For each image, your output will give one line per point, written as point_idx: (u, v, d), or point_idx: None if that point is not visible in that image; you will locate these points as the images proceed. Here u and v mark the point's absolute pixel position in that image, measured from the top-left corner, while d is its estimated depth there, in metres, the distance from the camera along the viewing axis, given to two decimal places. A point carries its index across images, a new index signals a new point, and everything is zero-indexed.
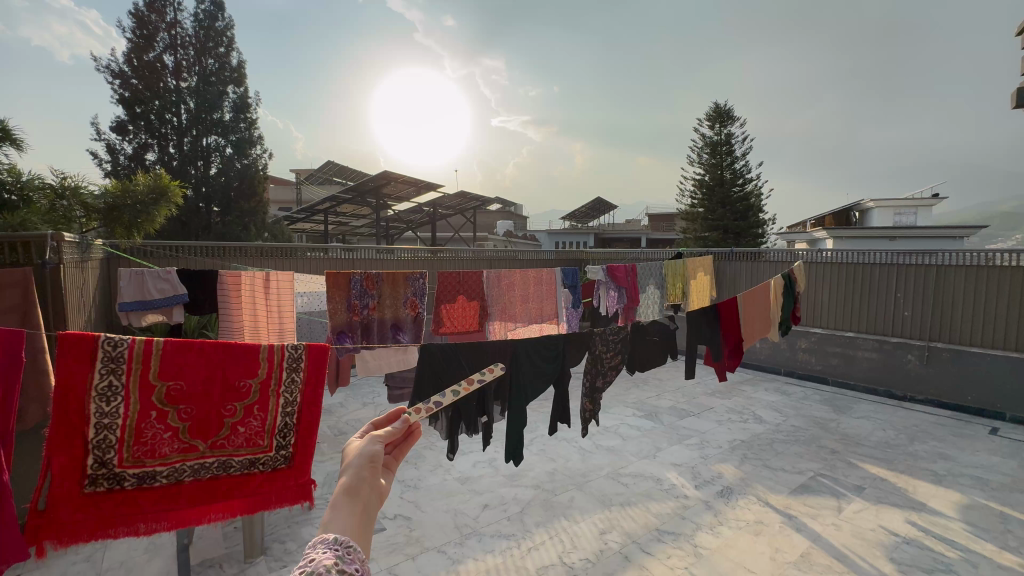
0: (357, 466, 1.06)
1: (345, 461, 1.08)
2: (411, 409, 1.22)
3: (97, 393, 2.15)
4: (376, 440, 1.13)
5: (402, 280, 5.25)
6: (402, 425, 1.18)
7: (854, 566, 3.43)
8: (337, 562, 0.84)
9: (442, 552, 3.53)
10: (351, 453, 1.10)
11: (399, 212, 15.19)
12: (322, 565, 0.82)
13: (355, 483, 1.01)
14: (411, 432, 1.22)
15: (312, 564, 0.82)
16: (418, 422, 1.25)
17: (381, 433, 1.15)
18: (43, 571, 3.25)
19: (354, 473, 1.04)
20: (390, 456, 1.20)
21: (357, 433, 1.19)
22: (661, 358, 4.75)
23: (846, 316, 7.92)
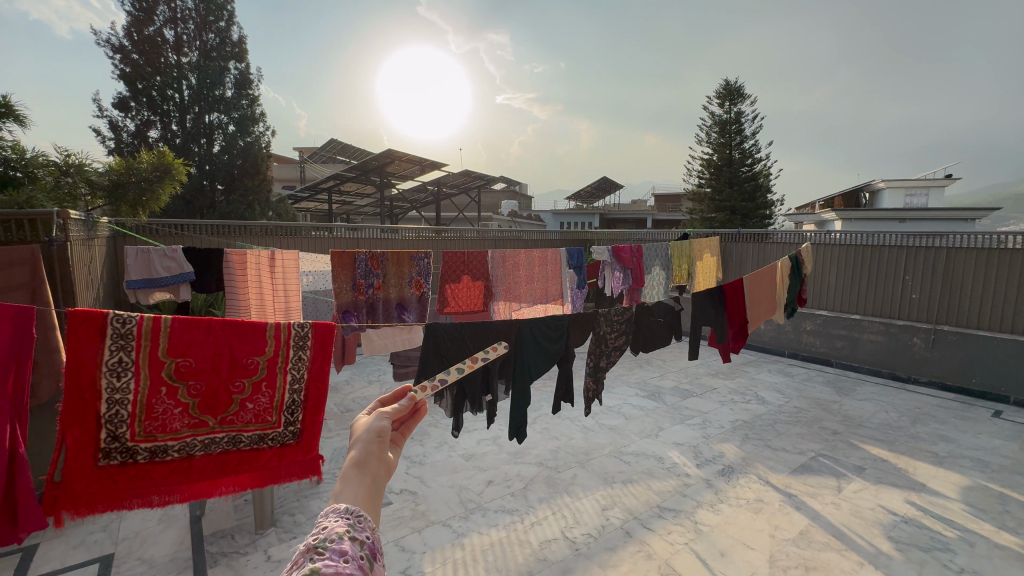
0: (366, 440, 1.07)
1: (353, 435, 1.10)
2: (417, 388, 1.25)
3: (107, 369, 2.18)
4: (383, 416, 1.16)
5: (407, 260, 5.25)
6: (408, 402, 1.21)
7: (852, 543, 3.49)
8: (348, 529, 0.87)
9: (447, 525, 3.62)
10: (359, 428, 1.12)
11: (403, 191, 15.09)
12: (334, 532, 0.85)
13: (364, 456, 1.03)
14: (417, 410, 1.26)
15: (325, 531, 0.85)
16: (423, 400, 1.28)
17: (388, 410, 1.18)
18: (62, 539, 3.36)
19: (363, 447, 1.05)
20: (396, 432, 1.23)
21: (364, 411, 1.21)
22: (666, 339, 4.75)
23: (853, 298, 7.87)
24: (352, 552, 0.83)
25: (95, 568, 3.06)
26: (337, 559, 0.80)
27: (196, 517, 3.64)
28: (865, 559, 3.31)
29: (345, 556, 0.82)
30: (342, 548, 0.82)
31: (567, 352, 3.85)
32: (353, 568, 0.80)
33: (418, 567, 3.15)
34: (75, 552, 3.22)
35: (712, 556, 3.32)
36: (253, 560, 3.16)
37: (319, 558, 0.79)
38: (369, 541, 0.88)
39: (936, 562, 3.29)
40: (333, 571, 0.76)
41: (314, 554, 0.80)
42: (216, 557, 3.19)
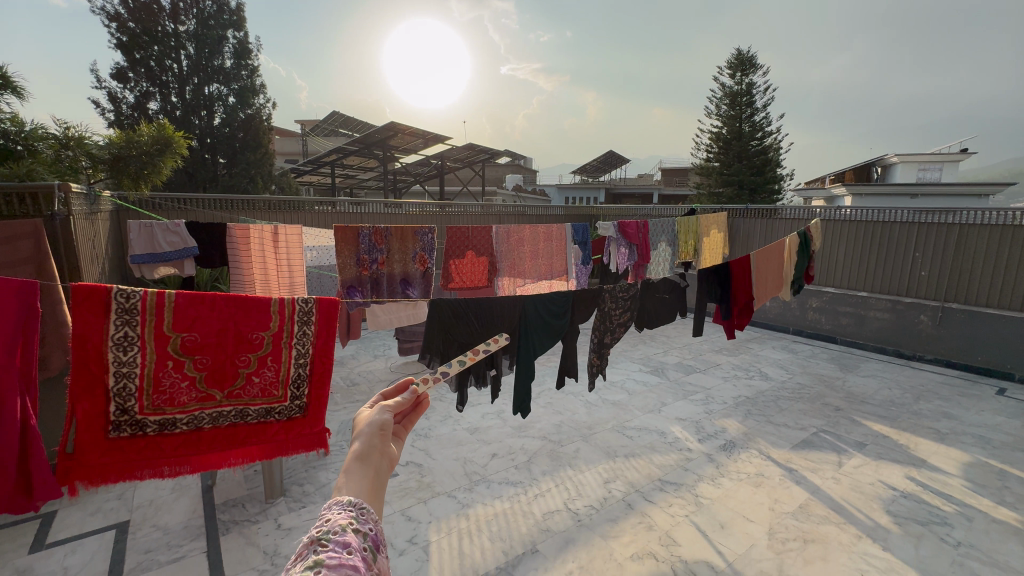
0: (368, 433, 1.07)
1: (355, 429, 1.09)
2: (419, 381, 1.26)
3: (114, 343, 2.19)
4: (385, 409, 1.16)
5: (411, 235, 5.21)
6: (410, 397, 1.22)
7: (851, 517, 3.54)
8: (352, 522, 0.87)
9: (453, 496, 3.70)
10: (360, 422, 1.11)
11: (407, 165, 14.90)
12: (337, 524, 0.85)
13: (366, 449, 1.02)
14: (419, 404, 1.26)
15: (328, 523, 0.85)
16: (425, 394, 1.29)
17: (390, 403, 1.18)
18: (79, 507, 3.46)
19: (365, 439, 1.04)
20: (398, 425, 1.23)
21: (366, 404, 1.20)
22: (671, 315, 4.72)
23: (861, 276, 7.78)
24: (355, 544, 0.84)
25: (112, 535, 3.16)
26: (341, 551, 0.80)
27: (208, 486, 3.73)
28: (863, 532, 3.36)
29: (348, 548, 0.82)
30: (345, 540, 0.83)
31: (571, 327, 3.85)
32: (358, 560, 0.81)
33: (424, 536, 3.23)
34: (92, 519, 3.31)
35: (712, 528, 3.38)
36: (264, 528, 3.25)
37: (322, 550, 0.78)
38: (371, 533, 0.88)
39: (933, 535, 3.34)
40: (337, 563, 0.77)
41: (317, 546, 0.80)
42: (228, 525, 3.28)
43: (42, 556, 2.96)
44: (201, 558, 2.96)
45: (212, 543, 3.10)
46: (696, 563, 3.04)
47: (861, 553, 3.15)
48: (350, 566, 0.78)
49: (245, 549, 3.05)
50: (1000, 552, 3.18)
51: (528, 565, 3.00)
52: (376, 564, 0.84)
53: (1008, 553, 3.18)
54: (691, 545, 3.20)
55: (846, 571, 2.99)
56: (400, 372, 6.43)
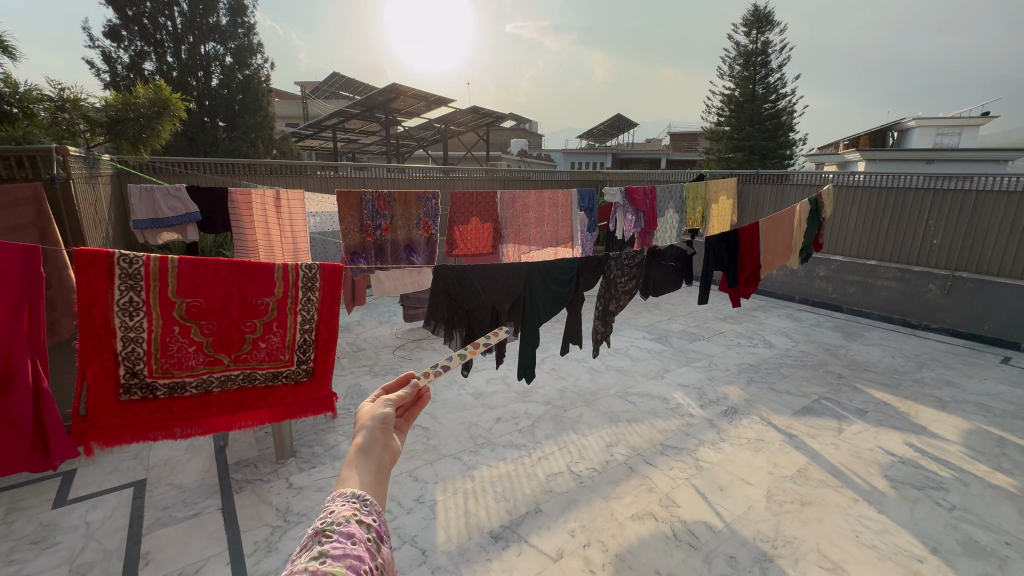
0: (372, 427, 1.10)
1: (359, 423, 1.11)
2: (420, 374, 1.29)
3: (120, 308, 2.18)
4: (387, 403, 1.19)
5: (414, 201, 5.14)
6: (411, 391, 1.25)
7: (848, 481, 3.61)
8: (356, 513, 0.90)
9: (458, 458, 3.79)
10: (364, 415, 1.13)
11: (409, 128, 14.56)
12: (341, 515, 0.87)
13: (369, 442, 1.05)
14: (420, 398, 1.29)
15: (332, 515, 0.87)
16: (426, 389, 1.31)
17: (392, 398, 1.21)
18: (97, 466, 3.57)
19: (368, 432, 1.08)
20: (400, 419, 1.26)
21: (368, 398, 1.22)
22: (677, 283, 4.68)
23: (871, 244, 7.66)
24: (359, 534, 0.87)
25: (129, 493, 3.27)
26: (345, 541, 0.83)
27: (220, 447, 3.83)
28: (859, 496, 3.43)
29: (352, 538, 0.85)
30: (349, 530, 0.85)
31: (576, 295, 3.83)
32: (361, 550, 0.84)
33: (430, 496, 3.33)
34: (110, 478, 3.43)
35: (711, 491, 3.46)
36: (276, 487, 3.36)
37: (327, 541, 0.81)
38: (375, 524, 0.91)
39: (929, 499, 3.41)
40: (342, 553, 0.80)
41: (322, 537, 0.82)
42: (241, 484, 3.39)
43: (64, 512, 3.07)
44: (217, 515, 3.07)
45: (226, 501, 3.21)
46: (695, 523, 3.13)
47: (857, 516, 3.23)
48: (355, 556, 0.82)
49: (258, 507, 3.16)
50: (994, 516, 3.25)
51: (531, 524, 3.09)
52: (378, 554, 0.86)
53: (1002, 517, 3.24)
54: (690, 507, 3.29)
55: (841, 532, 3.07)
56: (405, 338, 6.48)
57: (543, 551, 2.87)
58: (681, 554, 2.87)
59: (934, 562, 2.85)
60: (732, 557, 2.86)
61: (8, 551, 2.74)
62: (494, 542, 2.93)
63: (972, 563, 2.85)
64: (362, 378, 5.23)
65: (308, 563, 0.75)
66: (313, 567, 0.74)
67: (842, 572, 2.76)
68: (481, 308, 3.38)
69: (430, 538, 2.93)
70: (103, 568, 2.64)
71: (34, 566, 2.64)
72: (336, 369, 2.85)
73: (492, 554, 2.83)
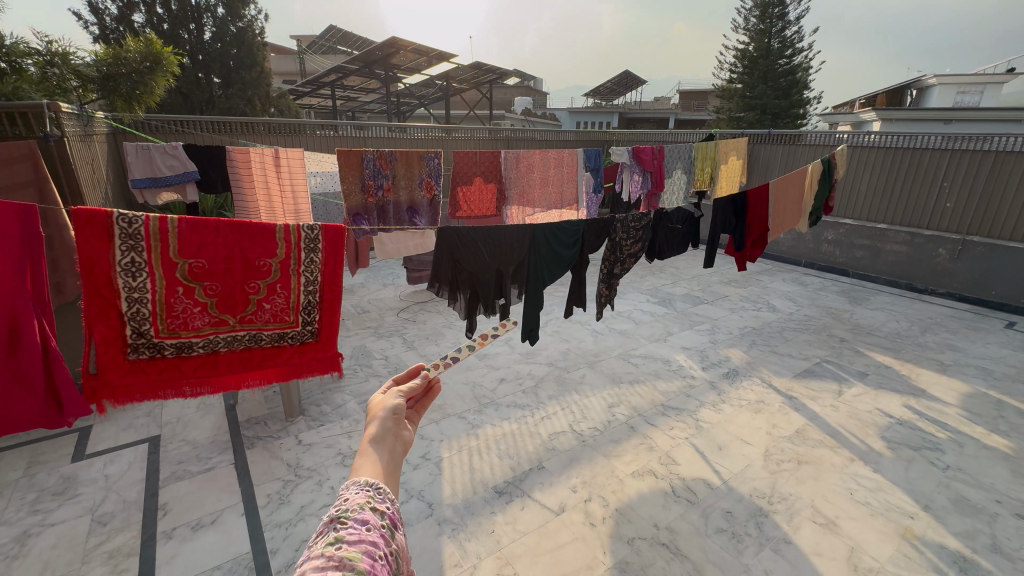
0: (384, 417, 1.10)
1: (372, 414, 1.12)
2: (431, 366, 1.30)
3: (122, 269, 2.16)
4: (398, 394, 1.19)
5: (416, 160, 5.04)
6: (421, 382, 1.26)
7: (845, 441, 3.68)
8: (370, 500, 0.91)
9: (463, 417, 3.87)
10: (376, 406, 1.14)
11: (410, 85, 14.06)
12: (355, 502, 0.88)
13: (381, 432, 1.07)
14: (431, 389, 1.29)
15: (346, 503, 0.88)
16: (436, 379, 1.32)
17: (403, 388, 1.21)
18: (112, 422, 3.67)
19: (380, 423, 1.09)
20: (410, 410, 1.26)
21: (380, 388, 1.23)
22: (683, 246, 4.61)
23: (882, 207, 7.51)
24: (373, 521, 0.88)
25: (145, 448, 3.37)
26: (360, 528, 0.84)
27: (230, 405, 3.92)
28: (856, 455, 3.50)
29: (367, 525, 0.86)
30: (364, 517, 0.86)
31: (580, 257, 3.79)
32: (376, 536, 0.85)
33: (436, 453, 3.42)
34: (125, 434, 3.52)
35: (710, 450, 3.54)
36: (286, 444, 3.45)
37: (342, 527, 0.82)
38: (389, 511, 0.92)
39: (924, 459, 3.47)
40: (357, 539, 0.82)
41: (337, 524, 0.84)
42: (252, 440, 3.48)
43: (83, 466, 3.18)
44: (230, 469, 3.18)
45: (238, 456, 3.31)
46: (693, 480, 3.22)
47: (852, 475, 3.30)
48: (369, 541, 0.83)
49: (270, 462, 3.26)
50: (987, 476, 3.32)
51: (534, 480, 3.19)
52: (393, 541, 0.88)
53: (994, 477, 3.31)
54: (689, 465, 3.37)
55: (836, 490, 3.15)
56: (409, 301, 6.50)
57: (546, 505, 2.97)
58: (679, 509, 2.96)
59: (925, 518, 2.93)
60: (728, 512, 2.95)
61: (33, 502, 2.85)
62: (498, 497, 3.03)
63: (962, 520, 2.93)
64: (367, 339, 5.28)
65: (324, 549, 0.76)
66: (328, 553, 0.76)
67: (835, 527, 2.85)
68: (485, 270, 3.36)
69: (436, 493, 3.03)
70: (123, 518, 2.75)
71: (58, 516, 2.76)
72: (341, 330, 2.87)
73: (496, 508, 2.93)
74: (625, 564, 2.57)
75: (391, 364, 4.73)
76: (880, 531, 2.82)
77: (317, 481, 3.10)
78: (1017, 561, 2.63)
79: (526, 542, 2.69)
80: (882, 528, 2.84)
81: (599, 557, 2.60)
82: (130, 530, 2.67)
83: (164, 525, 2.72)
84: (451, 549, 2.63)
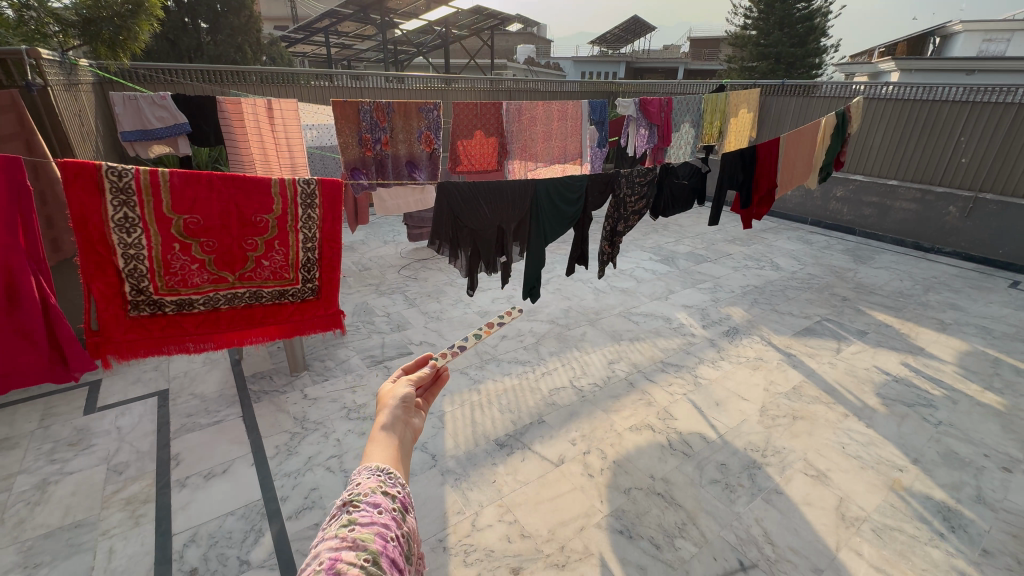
0: (394, 407, 1.11)
1: (382, 403, 1.12)
2: (438, 355, 1.30)
3: (115, 225, 2.12)
4: (408, 383, 1.19)
5: (414, 112, 4.86)
6: (430, 370, 1.25)
7: (841, 397, 3.74)
8: (381, 484, 0.92)
9: (465, 373, 3.93)
10: (386, 395, 1.15)
11: (407, 32, 13.37)
12: (366, 487, 0.90)
13: (391, 420, 1.08)
14: (439, 377, 1.28)
15: (358, 488, 0.89)
16: (445, 368, 1.32)
17: (412, 377, 1.22)
18: (120, 377, 3.73)
19: (391, 411, 1.10)
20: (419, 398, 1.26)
21: (389, 378, 1.24)
22: (688, 203, 4.51)
23: (894, 162, 7.29)
24: (384, 504, 0.89)
25: (154, 402, 3.45)
26: (372, 511, 0.86)
27: (236, 360, 3.98)
28: (850, 411, 3.57)
29: (378, 508, 0.87)
30: (375, 501, 0.88)
31: (584, 215, 3.72)
32: (387, 519, 0.87)
33: (439, 406, 3.50)
34: (134, 388, 3.59)
35: (708, 406, 3.61)
36: (292, 398, 3.53)
37: (354, 511, 0.85)
38: (399, 495, 0.93)
39: (917, 415, 3.55)
40: (369, 521, 0.84)
41: (349, 507, 0.86)
42: (258, 395, 3.56)
43: (95, 418, 3.26)
44: (238, 422, 3.26)
45: (246, 410, 3.39)
46: (690, 434, 3.29)
47: (845, 429, 3.38)
48: (381, 523, 0.85)
49: (277, 415, 3.34)
50: (977, 431, 3.39)
51: (535, 433, 3.27)
52: (404, 523, 0.90)
53: (985, 432, 3.38)
54: (686, 420, 3.44)
55: (828, 444, 3.23)
56: (410, 258, 6.46)
57: (545, 457, 3.06)
58: (675, 461, 3.05)
59: (914, 471, 3.01)
60: (722, 464, 3.04)
61: (49, 452, 2.95)
62: (499, 449, 3.12)
63: (950, 472, 3.01)
64: (369, 296, 5.28)
65: (338, 531, 0.79)
66: (342, 534, 0.79)
67: (825, 479, 2.94)
68: (486, 227, 3.30)
69: (439, 445, 3.12)
70: (137, 468, 2.85)
71: (74, 465, 2.86)
72: (341, 287, 2.85)
73: (497, 459, 3.02)
74: (621, 512, 2.67)
75: (393, 321, 4.75)
76: (869, 483, 2.91)
77: (323, 434, 3.18)
78: (999, 511, 2.73)
79: (526, 492, 2.79)
80: (871, 480, 2.93)
81: (597, 505, 2.71)
82: (145, 479, 2.77)
83: (177, 474, 2.81)
84: (454, 498, 2.73)
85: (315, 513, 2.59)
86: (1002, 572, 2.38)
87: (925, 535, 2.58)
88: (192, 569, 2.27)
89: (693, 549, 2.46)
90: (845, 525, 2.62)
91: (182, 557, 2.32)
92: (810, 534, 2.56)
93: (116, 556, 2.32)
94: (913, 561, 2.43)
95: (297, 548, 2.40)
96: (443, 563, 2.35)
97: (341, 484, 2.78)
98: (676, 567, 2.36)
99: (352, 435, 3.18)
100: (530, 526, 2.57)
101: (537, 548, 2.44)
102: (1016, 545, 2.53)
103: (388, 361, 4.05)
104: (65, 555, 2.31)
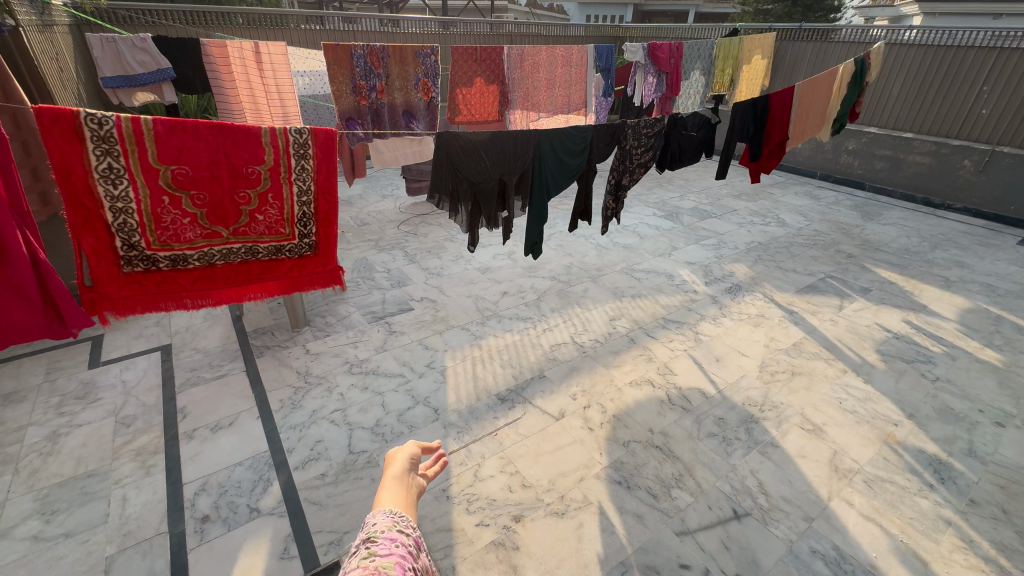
0: (403, 466, 1.15)
1: (391, 462, 1.16)
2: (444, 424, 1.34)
3: (100, 176, 2.04)
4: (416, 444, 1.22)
5: (411, 57, 4.60)
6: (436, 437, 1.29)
7: (840, 354, 3.76)
8: (395, 524, 0.98)
9: (466, 329, 3.93)
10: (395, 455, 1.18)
11: None
12: (383, 526, 0.96)
13: (401, 475, 1.13)
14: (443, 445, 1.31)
15: (375, 526, 0.95)
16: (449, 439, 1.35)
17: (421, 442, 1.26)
18: (122, 332, 3.73)
19: (400, 467, 1.14)
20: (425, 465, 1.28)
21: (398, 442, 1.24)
22: (696, 155, 4.34)
23: (909, 113, 7.00)
24: (400, 540, 0.94)
25: (157, 357, 3.47)
26: (389, 542, 0.92)
27: (237, 316, 3.97)
28: (849, 368, 3.59)
29: (394, 542, 0.93)
30: (392, 536, 0.94)
31: (588, 167, 3.59)
32: (403, 553, 0.93)
33: (440, 362, 3.52)
34: (136, 343, 3.61)
35: (707, 362, 3.63)
36: (294, 353, 3.54)
37: (373, 544, 0.91)
38: (412, 534, 0.98)
39: (915, 372, 3.57)
40: (388, 553, 0.90)
41: (368, 542, 0.92)
42: (261, 350, 3.57)
43: (100, 372, 3.29)
44: (242, 376, 3.29)
45: (249, 364, 3.41)
46: (689, 390, 3.33)
47: (843, 385, 3.41)
48: (399, 554, 0.91)
49: (280, 370, 3.36)
50: (973, 387, 3.42)
51: (536, 388, 3.30)
52: (418, 557, 0.95)
53: (981, 388, 3.42)
54: (686, 376, 3.47)
55: (826, 399, 3.27)
56: (409, 213, 6.33)
57: (546, 411, 3.10)
58: (673, 415, 3.10)
59: (909, 425, 3.06)
60: (720, 418, 3.09)
61: (57, 405, 2.99)
62: (501, 403, 3.16)
63: (943, 427, 3.06)
64: (368, 252, 5.21)
65: (360, 561, 0.86)
66: (364, 562, 0.86)
67: (821, 433, 2.99)
68: (488, 180, 3.18)
69: (441, 399, 3.16)
70: (145, 420, 2.90)
71: (83, 417, 2.91)
72: (338, 245, 2.86)
73: (499, 413, 3.07)
74: (619, 463, 2.74)
75: (393, 277, 4.71)
76: (864, 437, 2.97)
77: (326, 388, 3.22)
78: (989, 464, 2.79)
79: (527, 444, 2.84)
80: (865, 434, 2.99)
81: (596, 457, 2.77)
82: (153, 431, 2.83)
83: (185, 426, 2.86)
84: (457, 450, 2.79)
85: (321, 464, 2.65)
86: (987, 521, 2.47)
87: (914, 486, 2.65)
88: (205, 516, 2.35)
89: (689, 499, 2.53)
90: (837, 476, 2.69)
91: (193, 506, 2.40)
92: (803, 486, 2.63)
93: (130, 504, 2.39)
94: (902, 511, 2.51)
95: (305, 497, 2.47)
96: (447, 512, 2.43)
97: (346, 437, 2.84)
98: (672, 515, 2.44)
99: (355, 390, 3.22)
100: (531, 477, 2.63)
101: (537, 498, 2.52)
102: (1003, 496, 2.60)
103: (389, 317, 4.04)
104: (80, 503, 2.38)
